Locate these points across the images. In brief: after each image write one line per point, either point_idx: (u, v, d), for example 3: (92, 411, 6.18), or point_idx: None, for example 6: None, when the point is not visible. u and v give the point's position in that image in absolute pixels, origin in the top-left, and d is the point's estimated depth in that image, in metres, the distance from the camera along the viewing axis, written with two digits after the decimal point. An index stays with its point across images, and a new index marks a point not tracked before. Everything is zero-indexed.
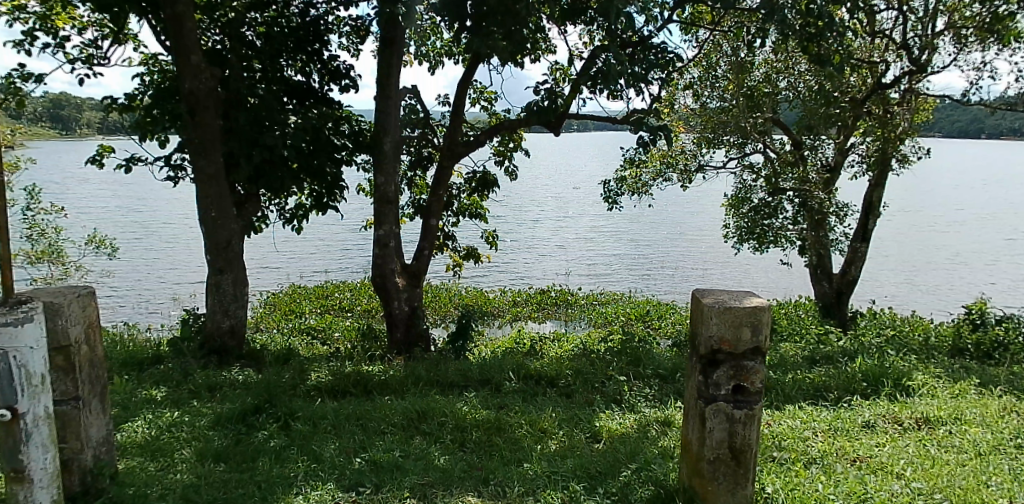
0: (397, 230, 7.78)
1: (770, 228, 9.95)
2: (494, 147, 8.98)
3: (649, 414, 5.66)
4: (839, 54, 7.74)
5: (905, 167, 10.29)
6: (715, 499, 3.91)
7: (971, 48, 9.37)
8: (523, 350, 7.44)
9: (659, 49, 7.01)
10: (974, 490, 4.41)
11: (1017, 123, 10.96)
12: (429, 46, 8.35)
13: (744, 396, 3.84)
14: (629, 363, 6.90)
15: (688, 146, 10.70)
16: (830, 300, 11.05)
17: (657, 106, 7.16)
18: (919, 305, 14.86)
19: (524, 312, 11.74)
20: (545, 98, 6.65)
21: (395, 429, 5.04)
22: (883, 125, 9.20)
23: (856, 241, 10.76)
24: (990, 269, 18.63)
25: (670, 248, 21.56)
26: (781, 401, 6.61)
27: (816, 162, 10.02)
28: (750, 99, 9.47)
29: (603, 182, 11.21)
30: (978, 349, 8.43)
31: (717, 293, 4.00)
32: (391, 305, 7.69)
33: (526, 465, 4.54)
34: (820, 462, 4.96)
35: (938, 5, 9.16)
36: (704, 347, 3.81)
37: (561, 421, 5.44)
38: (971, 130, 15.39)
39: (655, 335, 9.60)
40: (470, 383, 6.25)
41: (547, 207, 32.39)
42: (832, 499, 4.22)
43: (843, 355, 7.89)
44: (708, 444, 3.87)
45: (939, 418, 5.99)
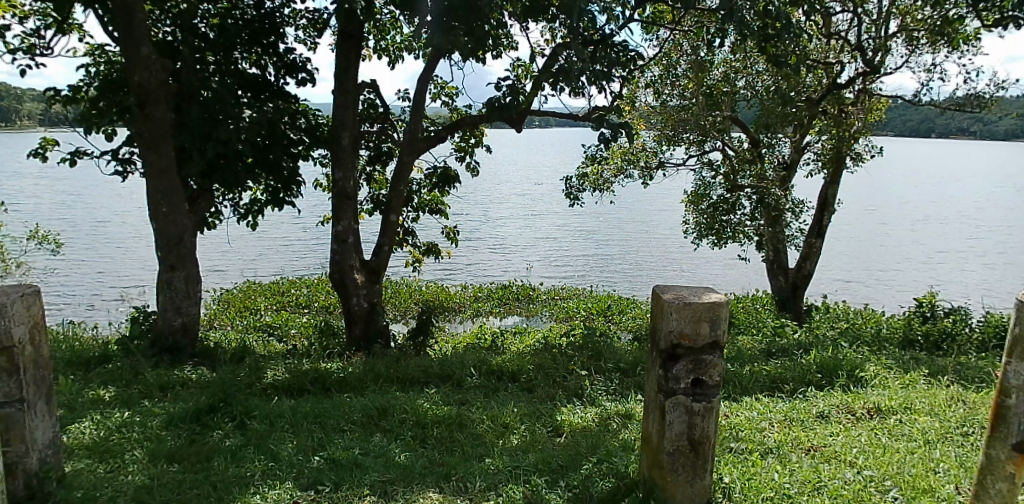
0: (356, 226, 7.69)
1: (728, 224, 10.31)
2: (455, 143, 8.92)
3: (610, 408, 5.73)
4: (796, 55, 7.82)
5: (859, 165, 10.56)
6: (674, 490, 3.97)
7: (922, 50, 9.64)
8: (484, 345, 7.44)
9: (620, 47, 7.03)
10: (923, 477, 4.56)
11: (964, 123, 11.29)
12: (388, 40, 8.27)
13: (702, 389, 3.91)
14: (590, 357, 6.94)
15: (648, 143, 10.70)
16: (786, 294, 11.15)
17: (619, 104, 7.17)
18: (871, 299, 15.29)
19: (485, 307, 11.73)
20: (506, 95, 6.57)
21: (354, 427, 4.99)
22: (838, 124, 9.39)
23: (811, 236, 10.93)
24: (938, 264, 19.23)
25: (632, 244, 21.74)
26: (738, 393, 6.73)
27: (773, 159, 10.21)
28: (709, 98, 9.58)
29: (565, 178, 11.19)
30: (927, 341, 8.69)
31: (677, 289, 4.07)
32: (349, 301, 7.58)
33: (487, 460, 4.56)
34: (776, 452, 5.09)
35: (891, 8, 9.35)
36: (664, 341, 3.87)
37: (523, 416, 5.46)
38: (922, 130, 15.85)
39: (614, 329, 9.72)
40: (431, 379, 6.20)
41: (511, 203, 32.36)
42: (787, 488, 4.32)
43: (799, 347, 8.08)
44: (668, 437, 3.94)
45: (890, 408, 6.19)
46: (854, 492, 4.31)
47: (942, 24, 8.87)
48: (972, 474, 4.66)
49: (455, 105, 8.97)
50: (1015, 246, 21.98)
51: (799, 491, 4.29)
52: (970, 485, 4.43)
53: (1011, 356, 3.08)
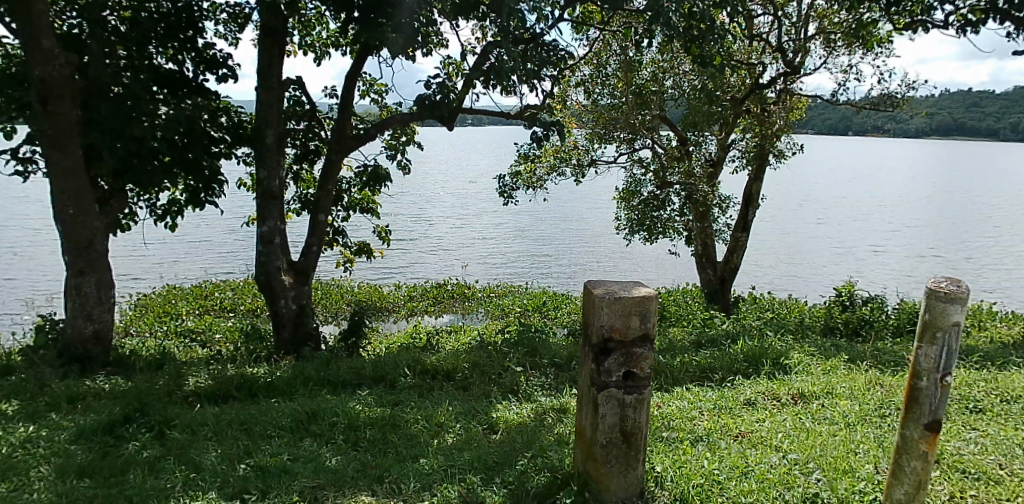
0: (282, 226, 7.51)
1: (659, 220, 10.41)
2: (386, 141, 8.80)
3: (545, 403, 5.79)
4: (720, 55, 8.00)
5: (781, 162, 11.01)
6: (607, 481, 4.04)
7: (839, 52, 10.09)
8: (419, 345, 7.38)
9: (551, 46, 7.02)
10: (843, 458, 4.80)
11: (878, 122, 11.90)
12: (314, 36, 8.11)
13: (633, 381, 3.99)
14: (526, 353, 6.99)
15: (580, 140, 10.74)
16: (714, 287, 11.50)
17: (550, 103, 7.19)
18: (796, 290, 15.98)
19: (420, 306, 11.65)
20: (437, 92, 6.52)
21: (282, 432, 4.87)
22: (762, 123, 9.95)
23: (737, 230, 11.27)
24: (859, 256, 20.24)
25: (570, 241, 21.97)
26: (669, 384, 6.92)
27: (701, 157, 10.58)
28: (639, 97, 9.77)
29: (498, 177, 11.11)
30: (846, 327, 9.16)
31: (608, 285, 4.13)
32: (277, 303, 7.38)
33: (422, 461, 4.52)
34: (706, 439, 5.26)
35: (809, 11, 9.76)
36: (596, 336, 3.93)
37: (458, 414, 5.44)
38: (839, 127, 16.66)
39: (548, 324, 9.83)
40: (363, 381, 6.09)
41: (450, 202, 32.21)
42: (716, 474, 4.45)
43: (727, 337, 8.37)
44: (601, 429, 4.00)
45: (812, 393, 6.48)
46: (779, 475, 4.46)
47: (857, 27, 9.32)
48: (888, 453, 4.92)
49: (385, 103, 8.85)
50: (929, 238, 23.37)
51: (727, 476, 4.43)
52: (887, 463, 4.69)
53: (921, 340, 3.26)
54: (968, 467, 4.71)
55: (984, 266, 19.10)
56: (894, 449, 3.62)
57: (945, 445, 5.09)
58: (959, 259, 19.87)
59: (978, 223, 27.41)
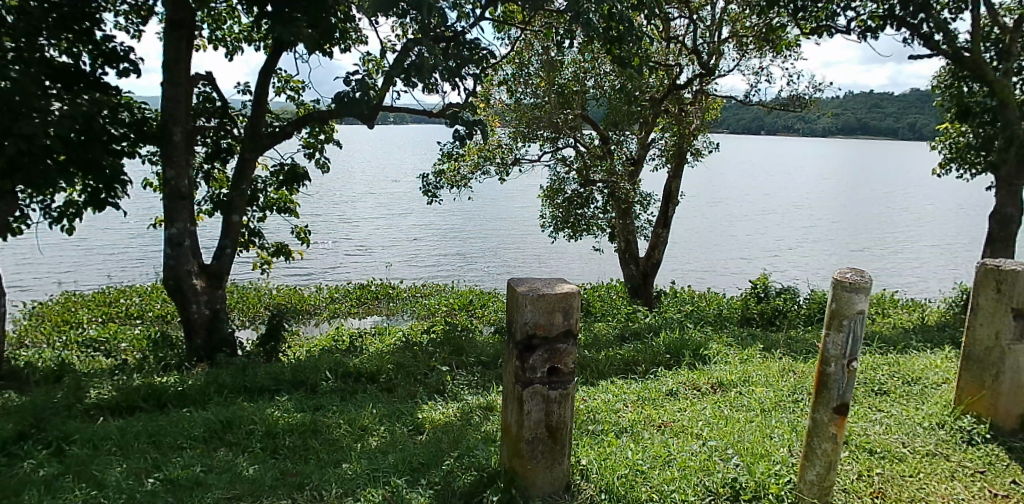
0: (193, 228, 7.22)
1: (583, 217, 10.70)
2: (303, 139, 8.57)
3: (471, 401, 5.79)
4: (638, 56, 8.21)
5: (698, 160, 11.45)
6: (533, 476, 4.09)
7: (750, 54, 10.54)
8: (342, 347, 7.23)
9: (473, 45, 7.03)
10: (759, 443, 5.02)
11: (789, 122, 12.53)
12: (225, 30, 7.83)
13: (558, 377, 4.05)
14: (452, 352, 6.97)
15: (503, 140, 10.71)
16: (637, 282, 11.81)
17: (473, 101, 7.17)
18: (714, 283, 16.64)
19: (343, 308, 11.41)
20: (356, 90, 6.40)
21: (195, 443, 4.66)
22: (680, 123, 10.32)
23: (658, 226, 11.63)
24: (774, 250, 21.23)
25: (500, 240, 22.07)
26: (595, 377, 7.06)
27: (622, 155, 10.76)
28: (561, 96, 9.87)
29: (421, 175, 11.04)
30: (762, 318, 9.60)
31: (531, 281, 4.15)
32: (188, 309, 7.08)
33: (345, 465, 4.43)
34: (630, 430, 5.39)
35: (722, 15, 10.14)
36: (520, 333, 3.94)
37: (382, 417, 5.36)
38: (752, 127, 17.46)
39: (475, 323, 9.82)
40: (282, 386, 5.92)
41: (379, 203, 31.74)
42: (640, 464, 4.57)
43: (649, 330, 8.61)
44: (527, 426, 4.04)
45: (730, 381, 6.75)
46: (700, 462, 4.62)
47: (767, 31, 9.77)
48: (800, 436, 5.20)
49: (302, 100, 8.64)
50: (838, 232, 24.77)
51: (650, 466, 4.55)
52: (799, 446, 4.96)
53: (829, 329, 3.84)
54: (874, 447, 5.02)
55: (887, 257, 20.42)
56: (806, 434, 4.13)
57: (853, 426, 5.41)
58: (864, 252, 21.17)
59: (882, 218, 29.28)
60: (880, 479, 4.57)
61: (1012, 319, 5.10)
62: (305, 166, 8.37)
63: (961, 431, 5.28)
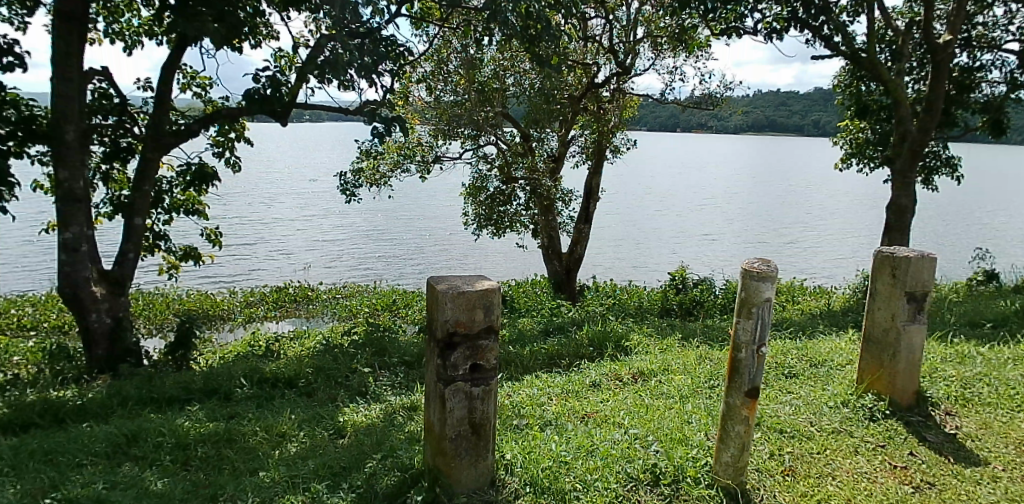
0: (89, 232, 6.84)
1: (506, 214, 10.78)
2: (211, 138, 8.24)
3: (395, 402, 5.74)
4: (556, 56, 8.29)
5: (617, 157, 11.75)
6: (457, 474, 4.10)
7: (665, 54, 10.90)
8: (258, 353, 7.01)
9: (389, 41, 6.95)
10: (678, 429, 5.22)
11: (702, 119, 13.04)
12: (123, 23, 7.44)
13: (480, 373, 4.08)
14: (374, 353, 6.89)
15: (424, 137, 10.74)
16: (561, 277, 12.05)
17: (391, 98, 7.08)
18: (634, 276, 17.15)
19: (259, 312, 11.05)
20: (266, 87, 6.23)
21: (96, 459, 4.42)
22: (598, 120, 10.61)
23: (580, 222, 11.92)
24: (695, 243, 22.06)
25: (427, 239, 21.93)
26: (520, 373, 7.14)
27: (542, 152, 10.93)
28: (482, 94, 9.88)
29: (339, 174, 10.65)
30: (681, 308, 9.99)
31: (451, 279, 4.16)
32: (87, 317, 6.71)
33: (262, 474, 4.31)
34: (554, 423, 5.49)
35: (637, 16, 10.41)
36: (441, 331, 3.94)
37: (301, 422, 5.24)
38: (669, 124, 18.07)
39: (399, 323, 9.72)
40: (193, 395, 5.69)
41: (303, 203, 30.90)
42: (563, 455, 4.65)
43: (573, 324, 8.79)
44: (450, 423, 4.05)
45: (650, 371, 6.98)
46: (621, 450, 4.74)
47: (680, 32, 10.14)
48: (716, 420, 5.44)
49: (209, 97, 8.31)
50: (754, 224, 25.99)
51: (574, 457, 4.64)
52: (714, 430, 5.18)
53: (740, 316, 4.05)
54: (784, 427, 5.31)
55: (797, 248, 21.57)
56: (721, 418, 4.33)
57: (765, 409, 5.70)
58: (777, 244, 22.27)
59: (794, 211, 30.88)
60: (791, 457, 4.85)
61: (905, 303, 5.49)
62: (215, 166, 8.02)
63: (864, 409, 5.66)
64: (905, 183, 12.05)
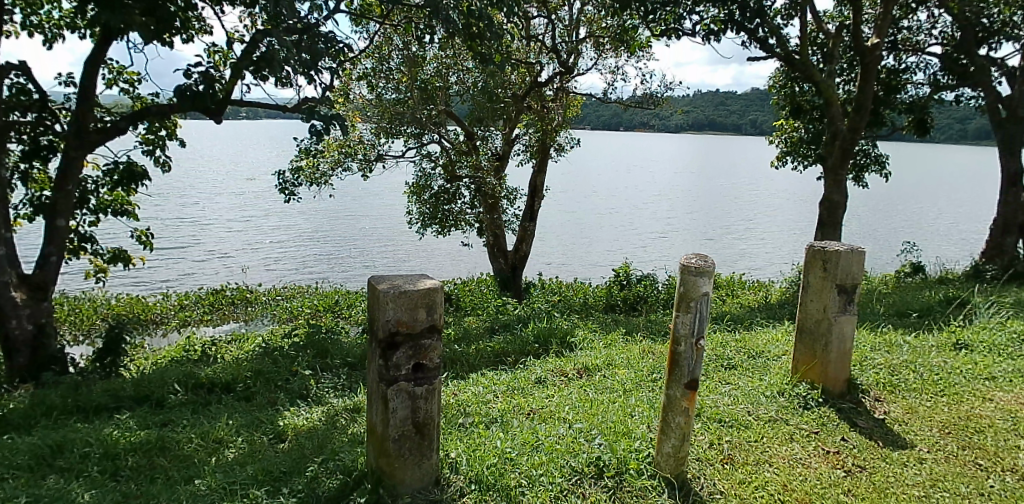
0: (6, 235, 6.51)
1: (451, 212, 11.01)
2: (140, 135, 7.94)
3: (337, 404, 5.67)
4: (499, 54, 8.31)
5: (561, 155, 11.99)
6: (401, 474, 4.08)
7: (607, 54, 11.07)
8: (193, 358, 6.82)
9: (328, 37, 6.84)
10: (621, 421, 5.34)
11: (645, 118, 13.30)
12: (42, 15, 7.08)
13: (423, 373, 4.07)
14: (315, 355, 6.80)
15: (365, 135, 10.58)
16: (506, 275, 12.07)
17: (330, 95, 6.97)
18: (580, 273, 17.39)
19: (195, 316, 10.72)
20: (199, 83, 6.03)
21: (18, 473, 4.21)
22: (542, 119, 10.74)
23: (525, 220, 11.98)
24: (640, 240, 22.51)
25: (374, 238, 21.69)
26: (465, 371, 7.16)
27: (486, 151, 11.04)
28: (424, 92, 9.90)
29: (277, 173, 10.53)
30: (625, 304, 10.20)
31: (392, 278, 4.13)
32: (6, 325, 6.41)
33: (198, 482, 4.19)
34: (500, 420, 5.53)
35: (579, 17, 10.55)
36: (382, 331, 3.91)
37: (239, 428, 5.12)
38: (612, 123, 18.38)
39: (342, 324, 9.58)
40: (123, 403, 5.49)
41: (245, 203, 30.08)
42: (509, 452, 4.68)
43: (518, 321, 8.85)
44: (393, 424, 4.03)
45: (595, 366, 7.11)
46: (565, 445, 4.81)
47: (621, 32, 10.31)
48: (657, 412, 5.58)
49: (137, 93, 8.00)
50: (697, 221, 26.70)
51: (519, 453, 4.68)
52: (656, 422, 5.32)
53: (678, 310, 4.18)
54: (723, 417, 5.49)
55: (737, 244, 22.28)
56: (662, 410, 4.44)
57: (705, 400, 5.88)
58: (719, 240, 22.93)
59: (735, 207, 31.85)
60: (730, 446, 5.02)
61: (836, 294, 5.76)
62: (144, 164, 7.70)
63: (799, 397, 5.89)
64: (837, 180, 12.59)
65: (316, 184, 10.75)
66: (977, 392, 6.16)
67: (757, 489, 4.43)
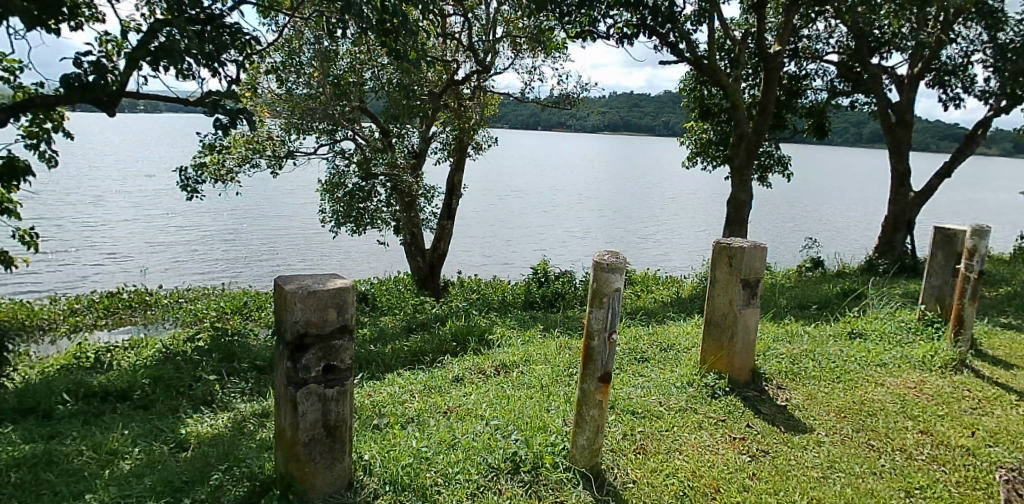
0: None
1: (366, 211, 10.57)
2: (22, 127, 7.37)
3: (244, 410, 5.49)
4: (414, 51, 8.27)
5: (479, 154, 12.15)
6: (312, 479, 4.01)
7: (523, 54, 11.20)
8: (84, 365, 6.43)
9: (234, 29, 6.62)
10: (535, 416, 5.45)
11: (562, 118, 13.55)
12: None
13: (334, 374, 4.01)
14: (222, 359, 6.57)
15: (274, 131, 10.25)
16: (424, 273, 12.06)
17: (236, 89, 6.68)
18: (500, 271, 17.54)
19: (87, 321, 10.08)
20: (89, 73, 5.68)
21: None
22: (459, 117, 10.90)
23: (444, 219, 12.14)
24: (560, 238, 22.93)
25: (289, 238, 21.06)
26: (381, 371, 7.10)
27: (403, 148, 10.93)
28: (337, 87, 9.84)
29: (179, 169, 10.02)
30: (543, 301, 10.35)
31: (301, 278, 4.03)
32: None
33: (88, 497, 3.95)
34: (416, 420, 5.51)
35: (496, 17, 10.63)
36: (290, 333, 3.82)
37: (137, 438, 4.87)
38: (530, 123, 18.64)
39: (252, 327, 9.25)
40: (3, 416, 5.11)
41: (149, 201, 28.49)
42: (424, 451, 4.65)
43: (436, 320, 8.85)
44: (302, 427, 3.95)
45: (512, 362, 7.21)
46: (482, 442, 4.83)
47: (538, 33, 10.46)
48: (572, 406, 5.73)
49: (20, 83, 7.43)
50: (615, 219, 27.47)
51: (435, 452, 4.66)
52: (570, 415, 5.46)
53: (592, 306, 4.30)
54: (635, 408, 5.69)
55: (653, 241, 23.09)
56: (577, 404, 4.55)
57: (619, 392, 6.07)
58: (636, 238, 23.65)
59: (651, 206, 33.00)
60: (642, 436, 5.22)
61: (740, 289, 6.09)
62: (27, 159, 7.17)
63: (707, 387, 6.18)
64: (743, 179, 13.26)
65: (221, 181, 10.34)
66: (869, 378, 6.68)
67: (667, 477, 4.63)
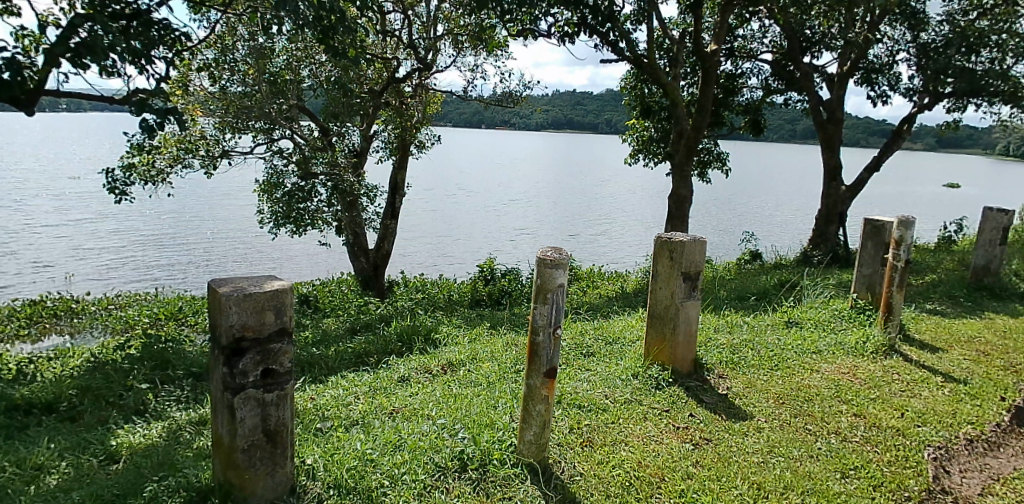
0: None
1: (306, 211, 10.34)
2: None
3: (180, 418, 5.33)
4: (353, 48, 8.17)
5: (422, 152, 12.15)
6: (252, 486, 3.93)
7: (465, 52, 11.21)
8: (5, 378, 6.11)
9: (163, 25, 6.42)
10: (482, 413, 5.48)
11: (505, 116, 13.61)
12: None
13: (273, 378, 3.94)
14: (155, 367, 6.36)
15: (208, 130, 9.94)
16: (368, 273, 11.98)
17: (166, 86, 6.44)
18: (446, 270, 17.51)
19: (8, 331, 9.56)
20: (3, 70, 5.37)
21: None
22: (400, 115, 10.72)
23: (387, 217, 12.11)
24: (507, 236, 23.02)
25: (228, 241, 20.45)
26: (324, 374, 7.00)
27: (344, 147, 10.84)
28: (273, 86, 9.50)
29: (106, 171, 9.60)
30: (490, 298, 10.38)
31: (236, 281, 3.94)
32: None
33: None
34: (361, 422, 5.45)
35: (437, 14, 10.60)
36: (226, 337, 3.73)
37: (64, 452, 4.66)
38: (474, 122, 18.63)
39: (187, 333, 8.96)
40: None
41: (76, 205, 27.15)
42: (369, 453, 4.61)
43: (380, 321, 8.77)
44: (241, 434, 3.86)
45: (458, 361, 7.21)
46: (429, 441, 4.82)
47: (479, 31, 10.48)
48: (519, 402, 5.78)
49: None
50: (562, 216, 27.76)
51: (381, 453, 4.63)
52: (517, 411, 5.51)
53: (537, 302, 4.36)
54: (581, 402, 5.79)
55: (598, 238, 23.44)
56: (523, 400, 4.60)
57: (565, 387, 6.16)
58: (581, 234, 23.96)
59: (597, 203, 33.47)
60: (588, 429, 5.32)
61: (680, 282, 6.27)
62: None
63: (651, 378, 6.34)
64: (683, 176, 13.61)
65: (151, 182, 9.96)
66: (804, 365, 6.98)
67: (613, 468, 4.73)
